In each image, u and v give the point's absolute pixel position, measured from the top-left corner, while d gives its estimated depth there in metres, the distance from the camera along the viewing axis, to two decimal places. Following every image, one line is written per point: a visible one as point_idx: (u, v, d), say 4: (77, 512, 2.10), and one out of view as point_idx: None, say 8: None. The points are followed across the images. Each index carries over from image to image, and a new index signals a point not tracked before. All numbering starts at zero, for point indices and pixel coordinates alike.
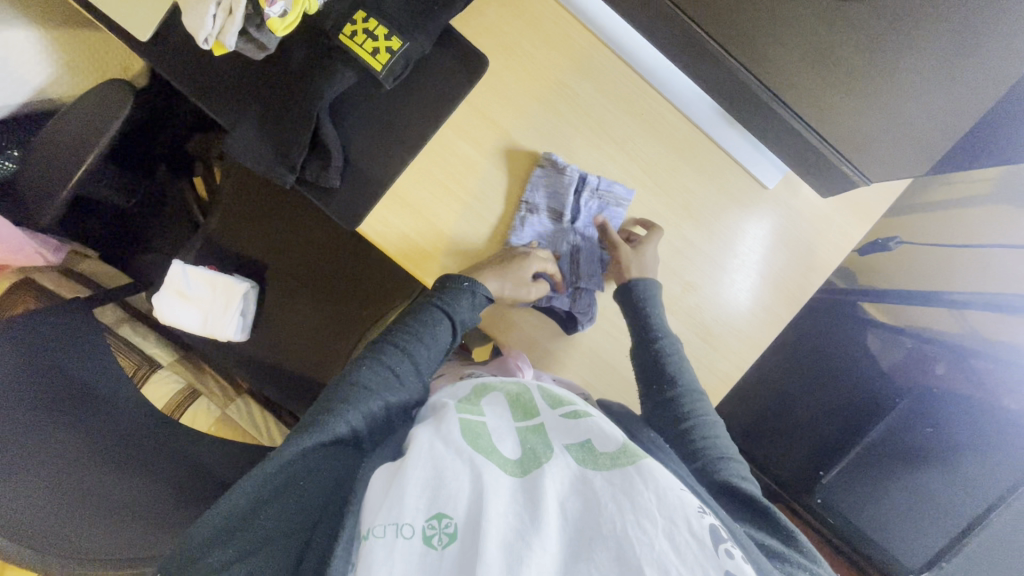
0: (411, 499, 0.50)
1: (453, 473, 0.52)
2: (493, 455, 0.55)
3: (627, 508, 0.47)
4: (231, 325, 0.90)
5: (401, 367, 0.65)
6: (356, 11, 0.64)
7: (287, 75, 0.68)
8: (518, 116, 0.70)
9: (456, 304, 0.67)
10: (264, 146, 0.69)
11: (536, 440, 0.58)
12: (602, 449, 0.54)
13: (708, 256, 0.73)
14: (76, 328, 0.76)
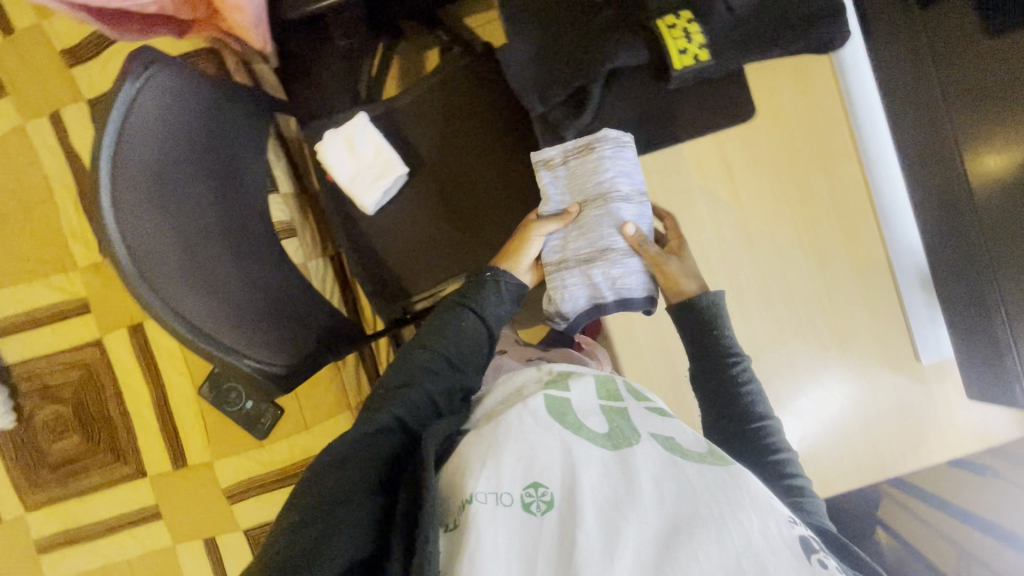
0: (506, 467, 0.56)
1: (544, 447, 0.58)
2: (583, 432, 0.61)
3: (720, 497, 0.52)
4: (371, 195, 0.92)
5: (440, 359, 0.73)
6: (684, 9, 0.66)
7: (587, 24, 0.70)
8: (750, 175, 0.73)
9: (484, 297, 0.75)
10: (528, 70, 0.71)
11: (622, 422, 0.64)
12: (690, 448, 0.61)
13: (832, 383, 0.75)
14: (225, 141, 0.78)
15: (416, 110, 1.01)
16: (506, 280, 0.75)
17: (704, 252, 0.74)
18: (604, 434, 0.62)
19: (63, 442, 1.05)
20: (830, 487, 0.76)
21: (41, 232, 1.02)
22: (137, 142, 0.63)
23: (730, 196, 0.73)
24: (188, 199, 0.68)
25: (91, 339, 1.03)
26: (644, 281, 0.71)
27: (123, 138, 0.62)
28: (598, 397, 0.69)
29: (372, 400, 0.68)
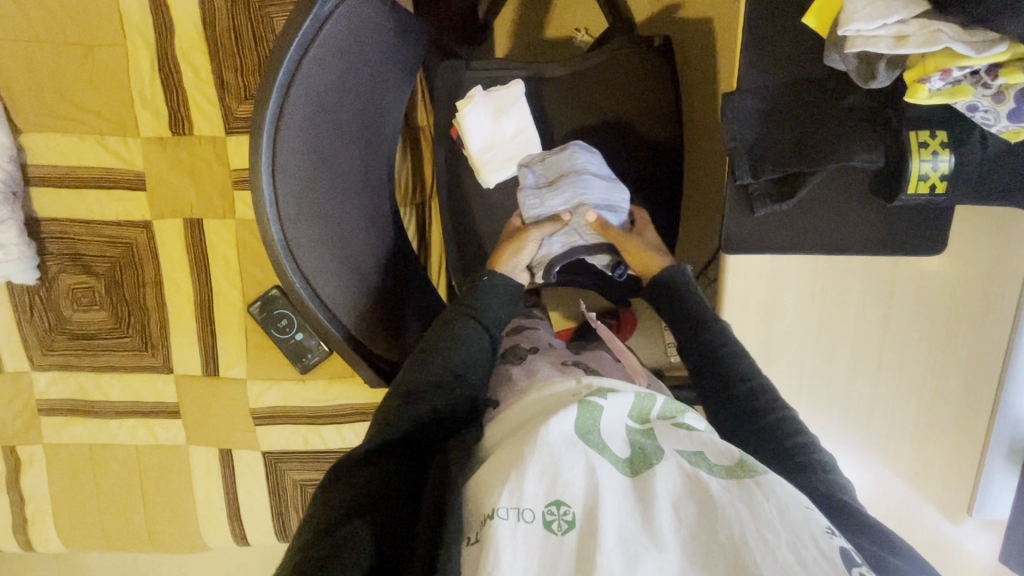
0: (530, 478, 0.48)
1: (568, 461, 0.50)
2: (605, 451, 0.52)
3: (749, 518, 0.45)
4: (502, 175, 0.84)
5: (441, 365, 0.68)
6: (942, 130, 0.60)
7: (834, 105, 0.62)
8: (904, 305, 0.72)
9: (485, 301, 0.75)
10: (750, 131, 0.63)
11: (646, 438, 0.55)
12: (717, 462, 0.51)
13: (885, 504, 0.81)
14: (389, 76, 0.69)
15: (568, 90, 0.90)
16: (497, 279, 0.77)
17: (830, 363, 0.75)
18: (625, 457, 0.52)
19: (88, 314, 0.98)
20: None
21: (103, 83, 0.87)
22: (309, 82, 0.54)
23: (880, 318, 0.73)
24: (339, 160, 0.61)
25: (141, 218, 0.93)
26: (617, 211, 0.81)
27: (295, 84, 0.52)
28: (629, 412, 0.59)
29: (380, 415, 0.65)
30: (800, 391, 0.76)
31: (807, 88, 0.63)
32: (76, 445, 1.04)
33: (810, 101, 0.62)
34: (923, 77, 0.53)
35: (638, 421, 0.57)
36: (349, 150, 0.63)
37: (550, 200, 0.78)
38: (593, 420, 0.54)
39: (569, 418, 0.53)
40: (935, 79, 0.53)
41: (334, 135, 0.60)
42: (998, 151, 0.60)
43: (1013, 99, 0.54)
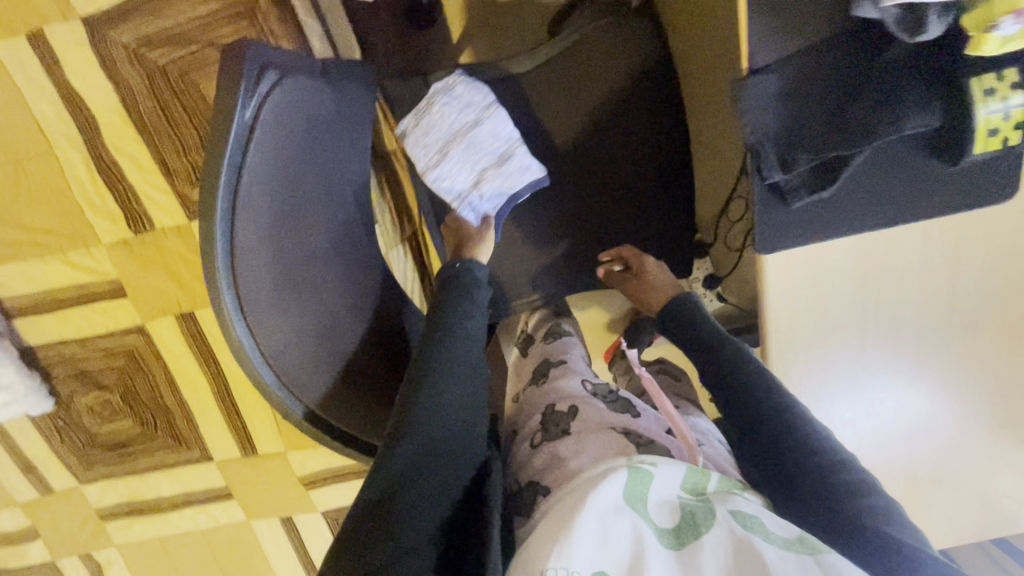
0: (578, 546, 0.44)
1: (615, 534, 0.46)
2: (651, 520, 0.48)
3: None
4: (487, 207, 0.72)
5: (451, 363, 0.57)
6: (1013, 70, 0.48)
7: (872, 67, 0.51)
8: (976, 263, 0.63)
9: (467, 285, 0.65)
10: (772, 119, 0.53)
11: (697, 503, 0.50)
12: (776, 530, 0.48)
13: (971, 467, 0.75)
14: (342, 142, 0.60)
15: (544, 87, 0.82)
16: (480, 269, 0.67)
17: (897, 342, 0.67)
18: (673, 525, 0.48)
19: (113, 426, 0.96)
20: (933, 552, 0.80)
21: (43, 197, 0.79)
22: (253, 201, 0.46)
23: (947, 284, 0.64)
24: (308, 253, 0.53)
25: (132, 325, 0.88)
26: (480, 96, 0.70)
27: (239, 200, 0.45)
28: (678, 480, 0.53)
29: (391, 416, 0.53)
30: (865, 376, 0.69)
31: (836, 51, 0.51)
32: (146, 541, 1.06)
33: (842, 66, 0.51)
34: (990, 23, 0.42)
35: (691, 492, 0.51)
36: (316, 232, 0.54)
37: (449, 171, 0.69)
38: (641, 481, 0.50)
39: (617, 481, 0.49)
40: (1006, 23, 0.42)
41: (295, 226, 0.51)
42: None
43: None
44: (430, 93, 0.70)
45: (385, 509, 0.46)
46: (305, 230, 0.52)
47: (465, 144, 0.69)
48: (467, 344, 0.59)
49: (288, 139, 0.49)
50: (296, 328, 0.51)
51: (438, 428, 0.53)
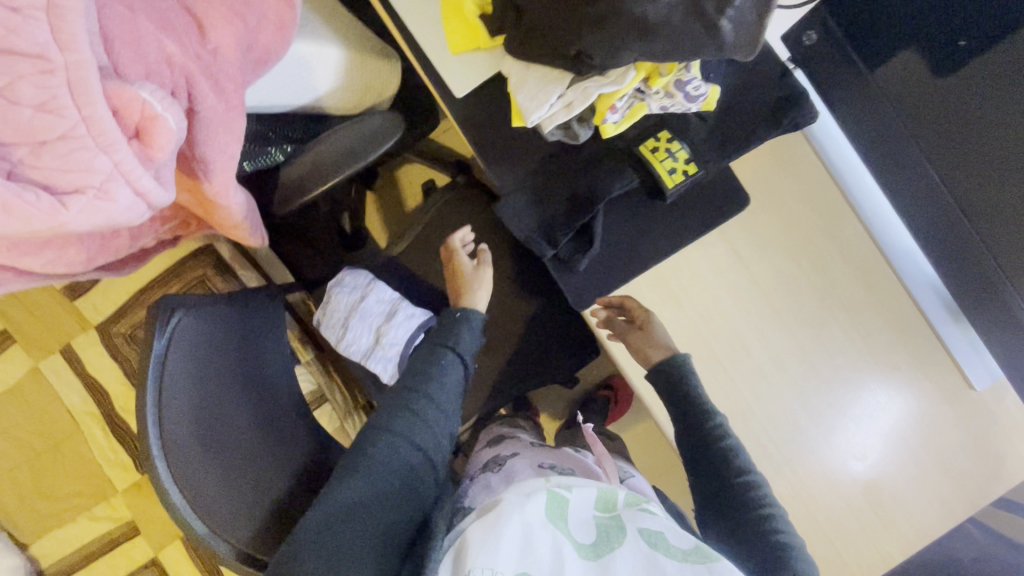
0: (504, 551, 0.50)
1: (539, 540, 0.53)
2: (571, 534, 0.55)
3: None
4: (384, 363, 0.90)
5: (421, 421, 0.73)
6: (661, 131, 0.69)
7: (576, 163, 0.72)
8: (759, 256, 0.75)
9: (457, 332, 0.83)
10: (530, 218, 0.73)
11: (611, 521, 0.58)
12: (677, 542, 0.57)
13: (899, 433, 0.76)
14: (260, 339, 0.82)
15: (419, 250, 1.02)
16: (475, 317, 0.85)
17: (739, 340, 0.76)
18: (590, 541, 0.55)
19: None
20: (928, 535, 0.75)
21: (72, 466, 1.00)
22: (177, 388, 0.65)
23: (748, 280, 0.75)
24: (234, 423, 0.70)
25: (146, 559, 1.01)
26: (364, 281, 0.92)
27: (166, 389, 0.64)
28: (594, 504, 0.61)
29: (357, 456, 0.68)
30: (733, 378, 0.76)
31: (550, 162, 0.73)
32: None
33: (556, 169, 0.73)
34: (603, 117, 0.67)
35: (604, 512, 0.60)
36: (240, 406, 0.72)
37: (352, 340, 0.90)
38: (563, 502, 0.58)
39: (539, 501, 0.57)
40: (611, 114, 0.66)
41: (218, 406, 0.69)
42: (712, 119, 0.70)
43: (678, 91, 0.65)
44: (329, 289, 0.93)
45: (349, 513, 0.61)
46: (229, 406, 0.70)
47: (357, 318, 0.90)
48: (440, 403, 0.76)
49: (207, 345, 0.71)
50: (226, 476, 0.67)
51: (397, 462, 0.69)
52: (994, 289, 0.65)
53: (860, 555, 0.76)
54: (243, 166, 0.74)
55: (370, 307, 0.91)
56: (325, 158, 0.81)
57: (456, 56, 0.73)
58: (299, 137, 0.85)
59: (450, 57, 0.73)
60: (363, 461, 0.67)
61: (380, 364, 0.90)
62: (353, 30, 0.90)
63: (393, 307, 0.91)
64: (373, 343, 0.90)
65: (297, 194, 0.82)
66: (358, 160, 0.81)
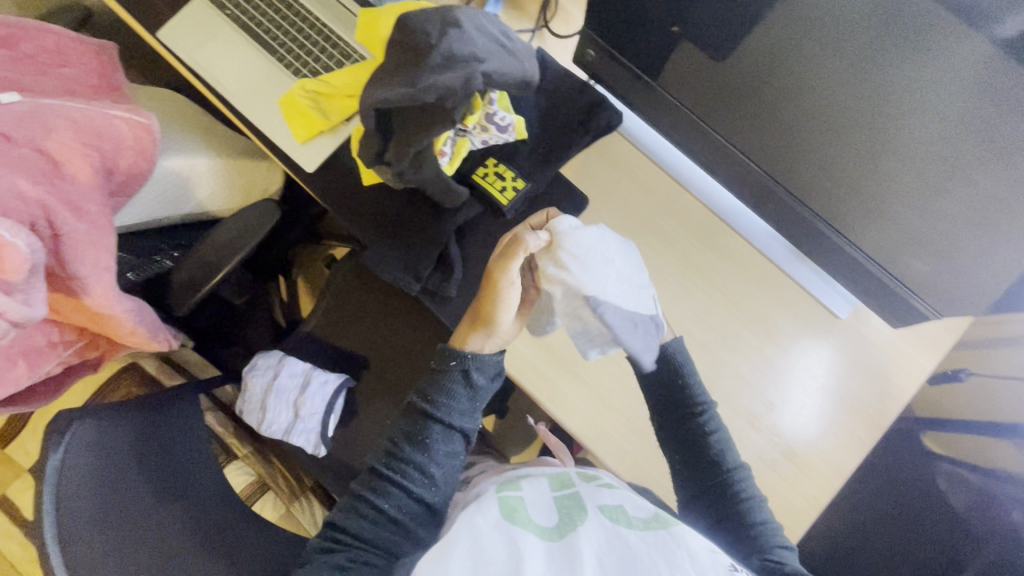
0: (456, 560, 0.54)
1: (490, 543, 0.57)
2: (530, 525, 0.61)
3: (662, 566, 0.54)
4: (306, 433, 0.93)
5: (423, 452, 0.66)
6: (487, 159, 0.78)
7: (423, 204, 0.80)
8: (611, 244, 0.82)
9: (447, 402, 0.68)
10: (394, 260, 0.79)
11: (571, 505, 0.66)
12: (636, 513, 0.64)
13: (789, 376, 0.79)
14: (165, 434, 0.84)
15: (330, 320, 1.05)
16: (445, 419, 0.67)
17: None
18: (552, 525, 0.61)
19: None
20: (846, 469, 0.77)
21: None
22: (75, 483, 0.66)
23: None
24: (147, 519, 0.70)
25: None
26: (276, 360, 0.97)
27: (63, 484, 0.64)
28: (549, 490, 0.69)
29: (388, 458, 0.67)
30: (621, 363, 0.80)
31: (400, 208, 0.81)
32: None
33: (407, 213, 0.81)
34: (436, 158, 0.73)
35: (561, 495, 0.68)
36: (154, 503, 0.73)
37: (272, 419, 0.93)
38: (520, 506, 0.65)
39: (495, 509, 0.63)
40: (442, 155, 0.73)
41: (125, 506, 0.69)
42: (531, 140, 0.80)
43: (490, 124, 0.73)
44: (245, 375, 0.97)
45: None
46: (138, 505, 0.71)
47: (272, 397, 0.93)
48: (455, 419, 0.68)
49: (109, 453, 0.72)
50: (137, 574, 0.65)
51: (387, 518, 0.64)
52: (806, 224, 0.75)
53: (788, 505, 0.76)
54: (126, 275, 0.85)
55: (285, 382, 0.94)
56: (210, 253, 0.88)
57: (304, 143, 0.83)
58: (190, 241, 0.92)
59: (298, 143, 0.83)
60: (402, 467, 0.66)
61: (302, 435, 0.93)
62: (229, 140, 1.01)
63: (306, 377, 0.95)
64: (291, 416, 0.93)
65: (189, 293, 0.88)
66: (239, 250, 0.88)
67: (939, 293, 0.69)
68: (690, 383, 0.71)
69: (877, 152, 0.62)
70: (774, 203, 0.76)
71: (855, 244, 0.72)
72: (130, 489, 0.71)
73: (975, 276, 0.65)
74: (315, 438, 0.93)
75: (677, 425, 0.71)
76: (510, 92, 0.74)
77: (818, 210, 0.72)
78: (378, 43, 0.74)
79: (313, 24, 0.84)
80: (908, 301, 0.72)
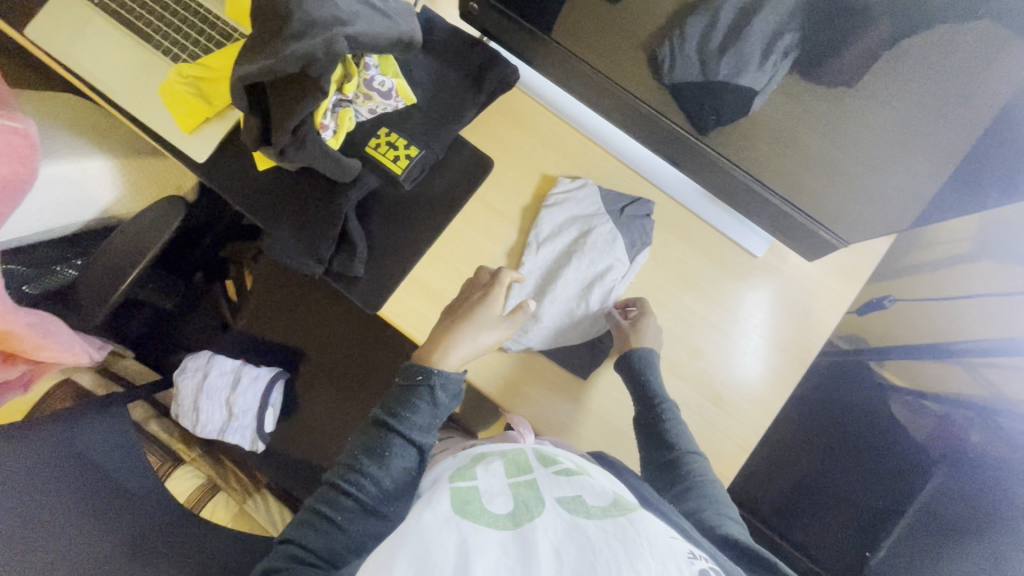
0: (396, 565, 0.41)
1: (439, 538, 0.43)
2: (483, 514, 0.47)
3: (622, 554, 0.41)
4: (243, 432, 0.92)
5: (381, 466, 0.59)
6: (380, 129, 0.76)
7: (321, 183, 0.77)
8: (522, 205, 0.79)
9: (409, 416, 0.61)
10: (297, 244, 0.77)
11: (529, 489, 0.50)
12: (595, 503, 0.48)
13: (711, 321, 0.78)
14: (90, 442, 0.82)
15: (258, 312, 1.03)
16: (404, 432, 0.60)
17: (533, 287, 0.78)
18: (508, 512, 0.47)
19: None
20: (773, 409, 0.76)
21: None
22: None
23: (519, 228, 0.79)
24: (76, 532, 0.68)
25: None
26: (204, 362, 0.95)
27: None
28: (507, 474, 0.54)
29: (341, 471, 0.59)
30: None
31: (299, 191, 0.79)
32: None
33: (306, 194, 0.78)
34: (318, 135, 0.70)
35: (517, 478, 0.53)
36: (76, 510, 0.70)
37: (207, 421, 0.93)
38: (471, 495, 0.50)
39: (443, 501, 0.49)
40: (324, 131, 0.69)
41: (50, 520, 0.67)
42: (425, 105, 0.77)
43: (371, 92, 0.70)
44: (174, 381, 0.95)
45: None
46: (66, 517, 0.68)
47: (204, 400, 0.92)
48: (417, 432, 0.61)
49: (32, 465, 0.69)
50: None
51: (337, 539, 0.56)
52: (713, 164, 0.72)
53: (718, 449, 0.75)
54: (24, 291, 0.84)
55: (215, 383, 0.93)
56: (116, 258, 0.87)
57: (191, 133, 0.79)
58: (96, 247, 0.90)
59: (185, 133, 0.79)
60: (354, 481, 0.58)
61: (240, 434, 0.92)
62: (128, 140, 0.96)
63: (236, 375, 0.94)
64: (227, 417, 0.92)
65: (100, 301, 0.86)
66: (148, 252, 0.87)
67: (848, 220, 0.68)
68: (653, 381, 0.70)
69: (765, 74, 0.59)
70: (677, 146, 0.73)
71: (762, 180, 0.70)
72: (48, 497, 0.68)
73: (878, 197, 0.64)
74: (253, 436, 0.93)
75: (646, 431, 0.68)
76: (393, 55, 0.71)
77: (720, 147, 0.70)
78: (246, 16, 0.72)
79: (185, 5, 0.80)
80: (817, 234, 0.71)
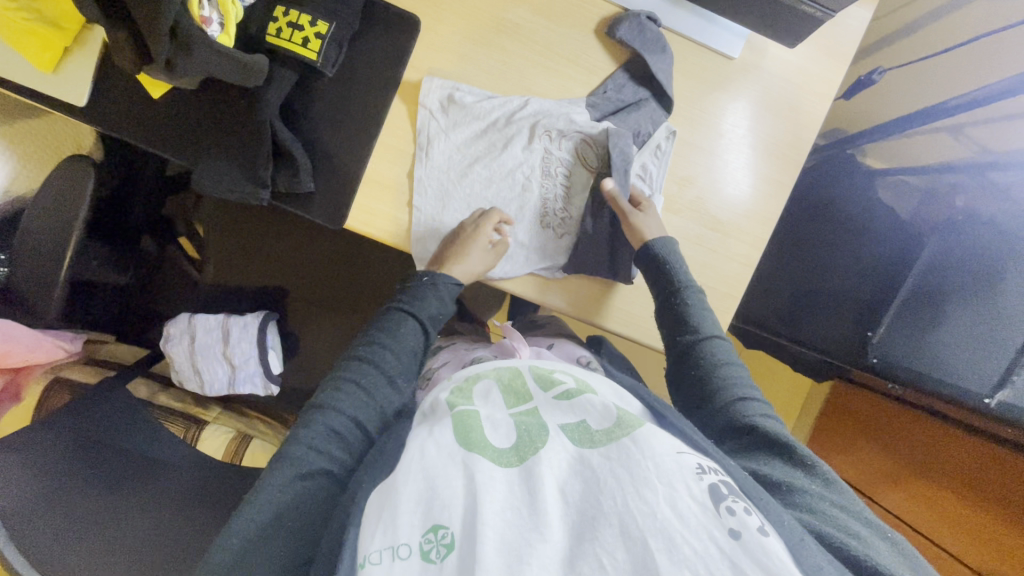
0: (403, 509, 0.42)
1: (443, 479, 0.43)
2: (485, 448, 0.44)
3: (625, 480, 0.39)
4: (256, 378, 0.90)
5: (394, 354, 0.65)
6: (275, 9, 0.62)
7: (232, 97, 0.67)
8: (464, 62, 0.69)
9: (422, 301, 0.68)
10: (229, 173, 0.68)
11: (527, 417, 0.47)
12: (599, 425, 0.45)
13: (697, 145, 0.72)
14: (99, 419, 0.80)
15: (224, 261, 0.96)
16: (420, 317, 0.67)
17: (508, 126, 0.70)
18: (510, 445, 0.45)
19: None
20: (771, 219, 0.74)
21: None
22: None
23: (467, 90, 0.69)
24: (105, 507, 0.69)
25: None
26: (186, 326, 0.90)
27: None
28: (507, 401, 0.51)
29: (344, 364, 0.64)
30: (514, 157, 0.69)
31: (210, 112, 0.68)
32: None
33: (223, 112, 0.67)
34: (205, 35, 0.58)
35: (518, 404, 0.49)
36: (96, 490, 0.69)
37: (214, 380, 0.90)
38: (473, 422, 0.47)
39: (446, 429, 0.47)
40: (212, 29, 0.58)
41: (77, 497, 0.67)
42: None
43: None
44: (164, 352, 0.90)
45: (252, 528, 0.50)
46: (91, 497, 0.69)
47: (200, 361, 0.89)
48: (427, 318, 0.68)
49: (40, 461, 0.68)
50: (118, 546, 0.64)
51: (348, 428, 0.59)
52: None
53: (720, 271, 0.74)
54: None
55: (204, 341, 0.89)
56: (44, 240, 0.77)
57: (56, 72, 0.65)
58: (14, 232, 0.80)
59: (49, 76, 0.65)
60: (355, 379, 0.62)
61: (252, 383, 0.90)
62: None
63: (224, 325, 0.90)
64: (233, 369, 0.90)
65: (43, 292, 0.78)
66: (72, 230, 0.77)
67: None
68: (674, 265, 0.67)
69: None
70: None
71: None
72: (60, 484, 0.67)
73: None
74: (265, 377, 0.91)
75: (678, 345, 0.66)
76: None
77: None
78: None
79: None
80: (798, 10, 0.62)
